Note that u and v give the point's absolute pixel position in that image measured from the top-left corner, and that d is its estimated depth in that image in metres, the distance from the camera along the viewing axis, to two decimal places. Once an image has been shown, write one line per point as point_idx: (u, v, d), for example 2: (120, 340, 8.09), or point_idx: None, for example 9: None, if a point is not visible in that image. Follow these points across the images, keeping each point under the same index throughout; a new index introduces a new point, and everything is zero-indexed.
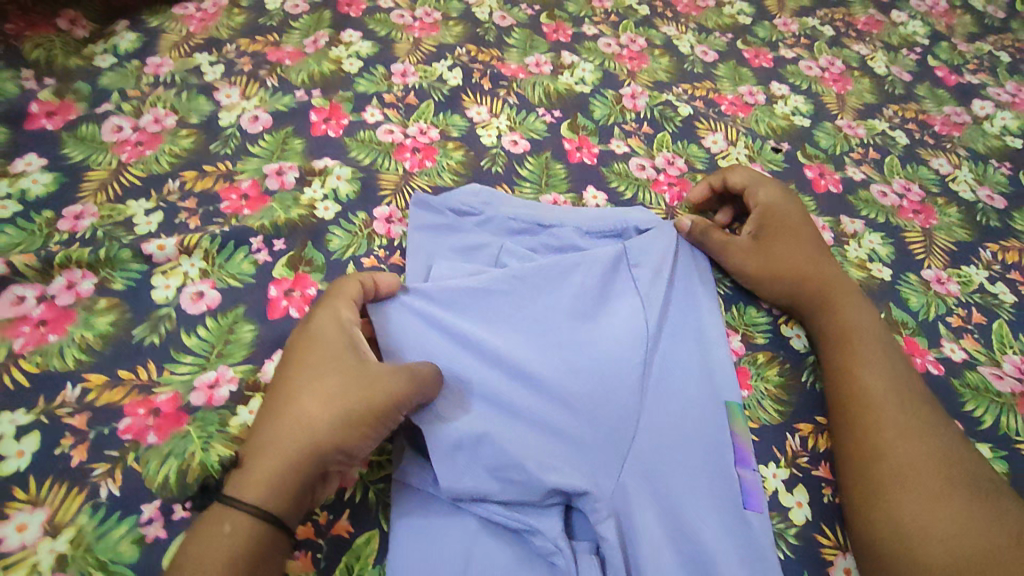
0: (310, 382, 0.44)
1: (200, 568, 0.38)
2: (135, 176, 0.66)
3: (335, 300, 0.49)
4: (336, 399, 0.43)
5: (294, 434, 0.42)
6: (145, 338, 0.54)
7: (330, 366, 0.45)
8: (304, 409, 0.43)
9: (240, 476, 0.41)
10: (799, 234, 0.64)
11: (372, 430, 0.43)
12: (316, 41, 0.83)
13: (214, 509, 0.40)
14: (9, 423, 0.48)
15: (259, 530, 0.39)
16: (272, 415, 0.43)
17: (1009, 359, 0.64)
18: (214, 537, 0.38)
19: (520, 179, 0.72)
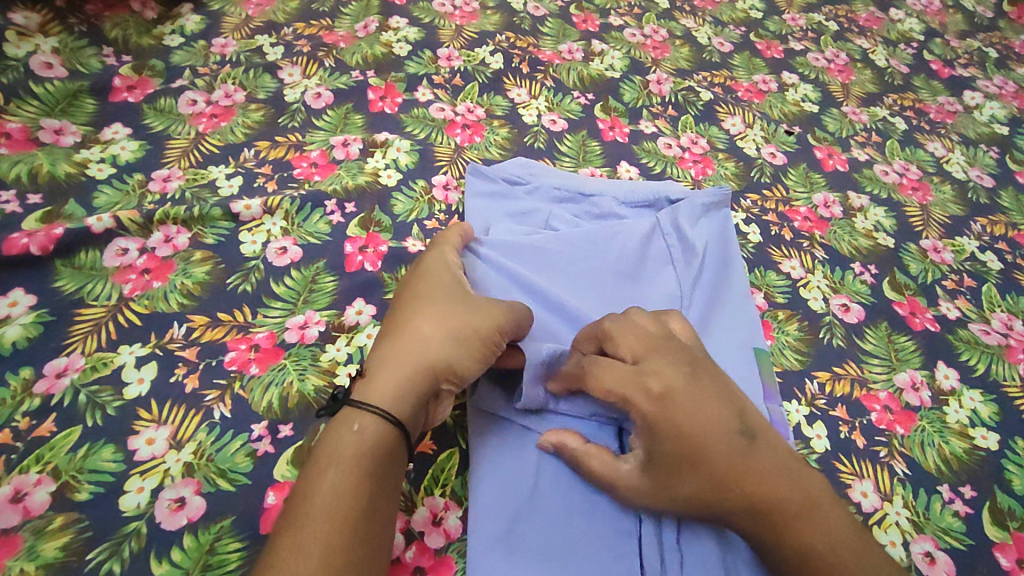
0: (422, 309, 0.52)
1: (335, 458, 0.43)
2: (213, 145, 0.72)
3: (445, 252, 0.58)
4: (443, 319, 0.51)
5: (412, 349, 0.49)
6: (238, 286, 0.61)
7: (441, 297, 0.53)
8: (421, 329, 0.51)
9: (365, 384, 0.48)
10: (687, 458, 0.45)
11: (477, 351, 0.50)
12: (366, 26, 0.89)
13: (342, 413, 0.46)
14: (130, 354, 0.55)
15: (385, 430, 0.45)
16: (393, 335, 0.51)
17: (997, 317, 0.71)
18: (346, 434, 0.45)
19: (560, 154, 0.79)
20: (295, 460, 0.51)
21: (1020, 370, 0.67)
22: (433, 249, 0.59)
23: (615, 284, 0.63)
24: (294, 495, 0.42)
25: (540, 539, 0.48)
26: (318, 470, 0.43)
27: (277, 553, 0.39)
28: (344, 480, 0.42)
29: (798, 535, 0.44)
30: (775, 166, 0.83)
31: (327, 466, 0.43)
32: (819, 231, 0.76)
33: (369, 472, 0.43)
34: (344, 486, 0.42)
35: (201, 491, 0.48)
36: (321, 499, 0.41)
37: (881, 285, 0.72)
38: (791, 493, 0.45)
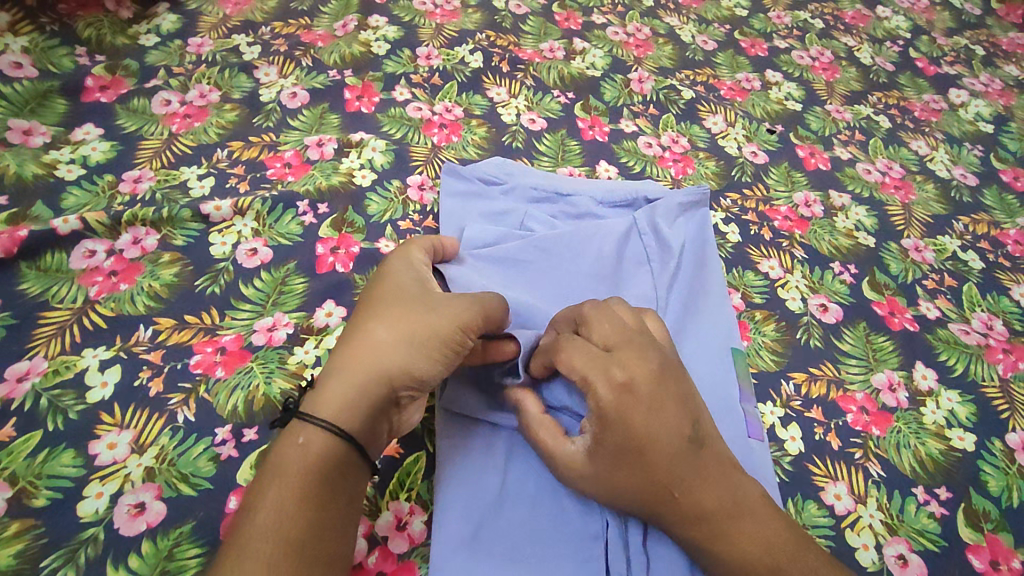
0: (380, 313, 0.50)
1: (279, 473, 0.43)
2: (186, 145, 0.71)
3: (405, 250, 0.56)
4: (401, 323, 0.49)
5: (365, 356, 0.48)
6: (207, 288, 0.60)
7: (401, 299, 0.51)
8: (375, 335, 0.49)
9: (317, 395, 0.47)
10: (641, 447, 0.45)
11: (437, 354, 0.48)
12: (345, 24, 0.88)
13: (292, 425, 0.46)
14: (93, 357, 0.54)
15: (332, 443, 0.44)
16: (349, 343, 0.49)
17: (977, 317, 0.70)
18: (289, 448, 0.44)
19: (538, 153, 0.79)
20: (258, 464, 0.50)
21: (999, 371, 0.66)
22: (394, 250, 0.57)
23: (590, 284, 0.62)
24: (238, 509, 0.42)
25: (507, 543, 0.48)
26: (261, 487, 0.42)
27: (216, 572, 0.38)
28: (285, 495, 0.42)
29: (731, 541, 0.44)
30: (757, 165, 0.82)
31: (269, 482, 0.42)
32: (799, 230, 0.75)
33: (312, 485, 0.43)
34: (284, 500, 0.41)
35: (162, 496, 0.48)
36: (261, 515, 0.41)
37: (860, 285, 0.71)
38: (724, 501, 0.45)
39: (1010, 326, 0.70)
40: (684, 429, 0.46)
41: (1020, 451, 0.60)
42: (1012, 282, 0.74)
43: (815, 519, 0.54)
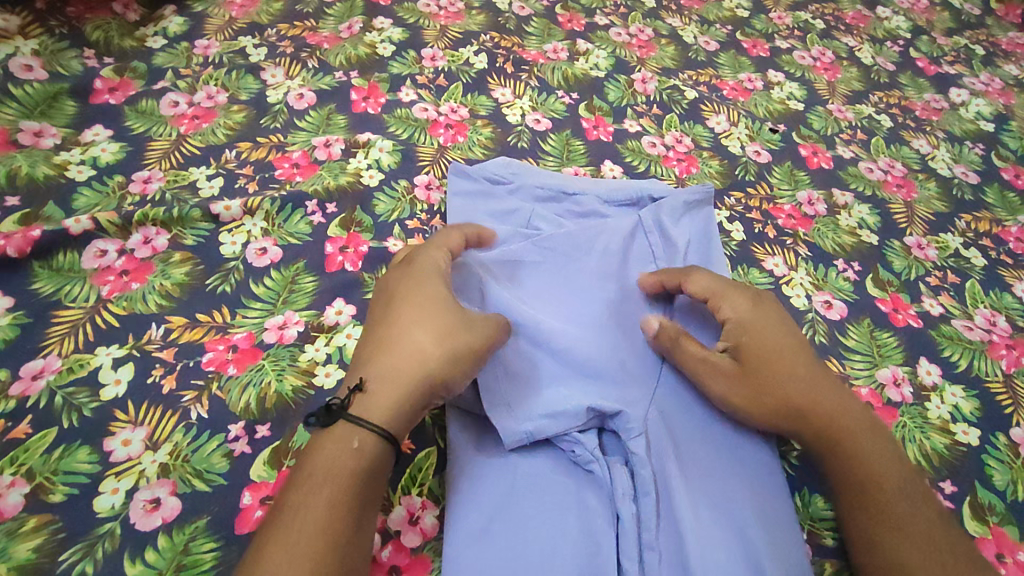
0: (418, 320, 0.51)
1: (331, 476, 0.43)
2: (194, 146, 0.72)
3: (434, 251, 0.56)
4: (442, 334, 0.50)
5: (408, 363, 0.49)
6: (217, 287, 0.60)
7: (437, 307, 0.52)
8: (419, 341, 0.50)
9: (362, 399, 0.47)
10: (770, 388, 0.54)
11: (472, 366, 0.50)
12: (350, 26, 0.89)
13: (339, 427, 0.46)
14: (106, 355, 0.54)
15: (382, 449, 0.45)
16: (391, 348, 0.50)
17: (980, 313, 0.71)
18: (343, 451, 0.44)
19: (544, 153, 0.79)
20: (271, 460, 0.51)
21: (1002, 366, 0.67)
22: (419, 250, 0.57)
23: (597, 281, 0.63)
24: (283, 507, 0.42)
25: (518, 537, 0.48)
26: (313, 487, 0.43)
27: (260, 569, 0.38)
28: (339, 499, 0.42)
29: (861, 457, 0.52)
30: (760, 164, 0.83)
31: (323, 484, 0.43)
32: (803, 228, 0.76)
33: (364, 491, 0.44)
34: (337, 504, 0.42)
35: (176, 491, 0.48)
36: (313, 517, 0.41)
37: (863, 282, 0.72)
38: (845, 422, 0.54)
39: (1013, 322, 0.71)
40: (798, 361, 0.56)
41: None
42: (1014, 278, 0.75)
43: (821, 512, 0.55)
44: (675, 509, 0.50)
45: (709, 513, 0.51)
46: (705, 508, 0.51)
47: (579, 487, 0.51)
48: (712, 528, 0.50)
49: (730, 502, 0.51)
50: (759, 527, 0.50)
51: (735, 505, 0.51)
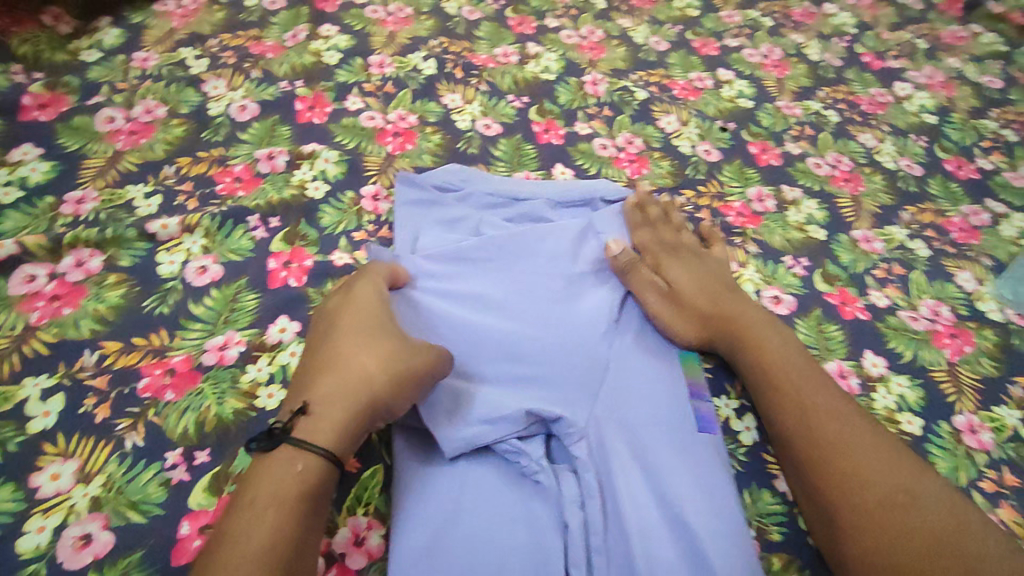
0: (358, 343, 0.50)
1: (275, 501, 0.42)
2: (131, 163, 0.70)
3: (375, 279, 0.56)
4: (384, 354, 0.49)
5: (349, 385, 0.48)
6: (155, 308, 0.58)
7: (376, 330, 0.51)
8: (363, 363, 0.49)
9: (306, 422, 0.46)
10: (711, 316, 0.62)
11: (415, 387, 0.49)
12: (295, 35, 0.88)
13: (283, 451, 0.44)
14: (35, 386, 0.52)
15: (328, 472, 0.44)
16: (333, 370, 0.49)
17: (925, 303, 0.72)
18: (288, 474, 0.43)
19: (494, 158, 0.79)
20: (211, 487, 0.49)
21: (946, 355, 0.68)
22: (360, 276, 0.56)
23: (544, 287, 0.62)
24: (223, 536, 0.40)
25: (465, 552, 0.47)
26: (255, 513, 0.41)
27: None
28: (281, 525, 0.41)
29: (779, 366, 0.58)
30: (710, 163, 0.83)
31: (266, 510, 0.41)
32: (752, 225, 0.77)
33: (309, 512, 0.43)
34: (280, 530, 0.41)
35: (109, 525, 0.46)
36: (255, 544, 0.40)
37: (812, 277, 0.73)
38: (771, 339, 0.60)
39: (956, 311, 0.72)
40: (729, 294, 0.63)
41: (966, 432, 0.62)
42: (957, 268, 0.77)
43: (770, 507, 0.55)
44: (621, 512, 0.50)
45: (654, 513, 0.51)
46: (650, 508, 0.51)
47: (528, 497, 0.51)
48: (658, 527, 0.50)
49: (677, 501, 0.51)
50: (705, 525, 0.50)
51: (683, 504, 0.51)
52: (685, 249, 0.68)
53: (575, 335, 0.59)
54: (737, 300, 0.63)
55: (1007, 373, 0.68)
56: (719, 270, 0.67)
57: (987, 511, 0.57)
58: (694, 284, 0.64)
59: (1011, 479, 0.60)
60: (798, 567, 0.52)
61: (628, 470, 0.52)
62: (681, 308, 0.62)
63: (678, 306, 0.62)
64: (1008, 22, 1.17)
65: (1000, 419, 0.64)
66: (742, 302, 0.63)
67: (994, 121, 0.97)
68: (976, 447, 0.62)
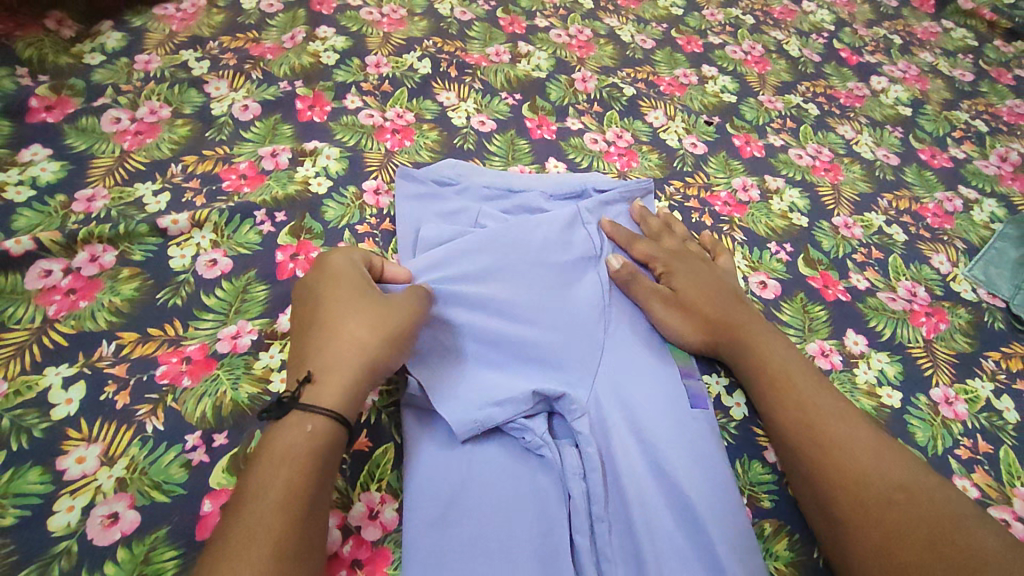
0: (345, 311, 0.53)
1: (287, 458, 0.44)
2: (138, 162, 0.72)
3: (349, 252, 0.58)
4: (372, 319, 0.52)
5: (347, 350, 0.50)
6: (168, 300, 0.61)
7: (358, 297, 0.54)
8: (356, 329, 0.52)
9: (311, 387, 0.48)
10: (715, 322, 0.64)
11: (401, 344, 0.53)
12: (293, 36, 0.90)
13: (293, 415, 0.47)
14: (56, 375, 0.54)
15: (336, 431, 0.47)
16: (328, 340, 0.51)
17: (902, 285, 0.76)
18: (298, 434, 0.45)
19: (489, 153, 0.82)
20: (230, 467, 0.51)
21: (923, 332, 0.72)
22: (334, 252, 0.58)
23: (542, 273, 0.65)
24: (242, 494, 0.43)
25: (475, 522, 0.50)
26: (269, 472, 0.43)
27: (226, 552, 0.40)
28: (296, 482, 0.43)
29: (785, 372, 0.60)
30: (696, 155, 0.87)
31: (280, 468, 0.44)
32: (738, 214, 0.80)
33: (320, 470, 0.45)
34: (294, 485, 0.43)
35: (135, 504, 0.48)
36: (272, 499, 0.42)
37: (795, 262, 0.76)
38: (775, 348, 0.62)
39: (932, 292, 0.76)
40: (728, 299, 0.66)
41: (942, 404, 0.66)
42: (932, 251, 0.81)
43: (760, 476, 0.58)
44: (621, 482, 0.54)
45: (652, 482, 0.54)
46: (649, 478, 0.54)
47: (533, 470, 0.54)
48: (657, 496, 0.53)
49: (673, 470, 0.54)
50: (698, 490, 0.53)
51: (678, 472, 0.54)
52: (685, 256, 0.70)
53: (573, 318, 0.62)
54: (735, 306, 0.65)
55: (979, 348, 0.72)
56: (726, 277, 0.69)
57: (962, 476, 0.61)
58: (700, 294, 0.66)
59: (984, 446, 0.64)
60: (786, 530, 0.56)
61: (626, 443, 0.55)
62: (686, 314, 0.64)
63: (682, 311, 0.64)
64: (978, 18, 1.22)
65: (974, 391, 0.68)
66: (742, 308, 0.65)
67: (965, 112, 1.02)
68: (952, 417, 0.65)
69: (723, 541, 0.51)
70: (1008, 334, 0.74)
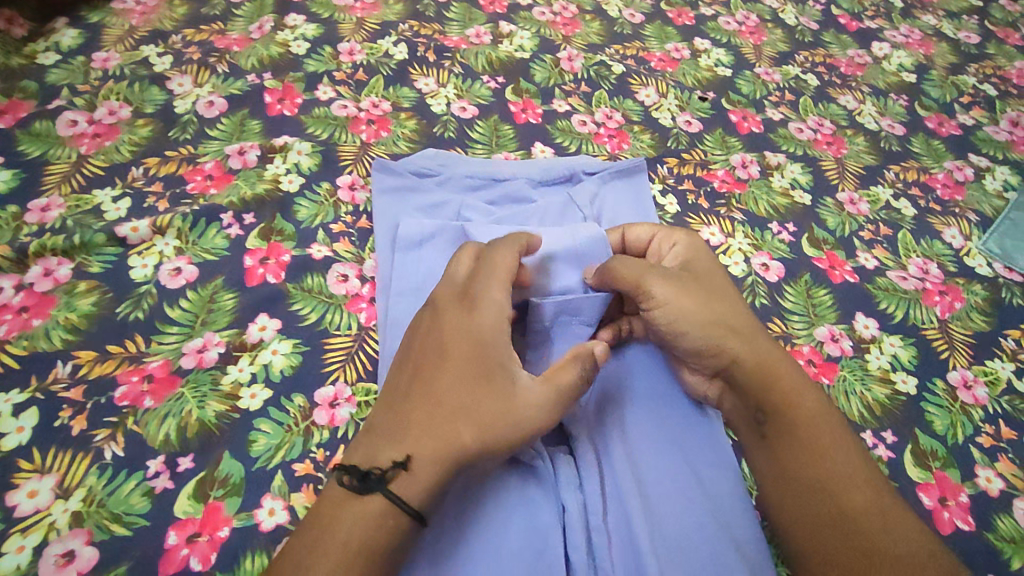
0: (461, 394, 0.47)
1: (364, 552, 0.42)
2: (97, 167, 0.67)
3: (493, 301, 0.51)
4: (488, 420, 0.46)
5: (447, 442, 0.45)
6: (129, 314, 0.57)
7: (484, 380, 0.48)
8: (465, 421, 0.46)
9: (401, 474, 0.44)
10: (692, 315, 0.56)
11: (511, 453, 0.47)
12: (261, 26, 0.85)
13: (375, 503, 0.43)
14: (6, 402, 0.50)
15: (413, 526, 0.44)
16: (444, 411, 0.47)
17: (913, 262, 0.72)
18: (379, 529, 0.43)
19: (472, 141, 0.77)
20: (197, 493, 0.48)
21: (937, 313, 0.68)
22: (495, 285, 0.52)
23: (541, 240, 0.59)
24: None
25: (462, 541, 0.47)
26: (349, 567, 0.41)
27: None
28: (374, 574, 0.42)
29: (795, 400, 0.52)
30: (691, 134, 0.82)
31: (359, 561, 0.42)
32: (738, 191, 0.76)
33: (396, 558, 0.43)
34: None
35: (92, 540, 0.45)
36: None
37: (799, 242, 0.72)
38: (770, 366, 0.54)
39: (945, 268, 0.72)
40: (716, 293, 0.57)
41: (961, 388, 0.62)
42: (943, 225, 0.76)
43: None
44: (620, 491, 0.51)
45: (657, 491, 0.51)
46: (652, 484, 0.51)
47: (524, 481, 0.50)
48: (663, 505, 0.50)
49: (677, 478, 0.52)
50: (704, 499, 0.51)
51: (682, 481, 0.52)
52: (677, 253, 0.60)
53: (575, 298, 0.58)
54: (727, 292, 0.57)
55: (997, 327, 0.68)
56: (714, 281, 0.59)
57: (984, 467, 0.57)
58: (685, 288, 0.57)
59: (1007, 432, 0.60)
60: None
61: (625, 448, 0.53)
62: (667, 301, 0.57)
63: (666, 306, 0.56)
64: None
65: (993, 373, 0.64)
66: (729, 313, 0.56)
67: (973, 76, 0.97)
68: (971, 402, 0.61)
69: (738, 557, 0.48)
70: None
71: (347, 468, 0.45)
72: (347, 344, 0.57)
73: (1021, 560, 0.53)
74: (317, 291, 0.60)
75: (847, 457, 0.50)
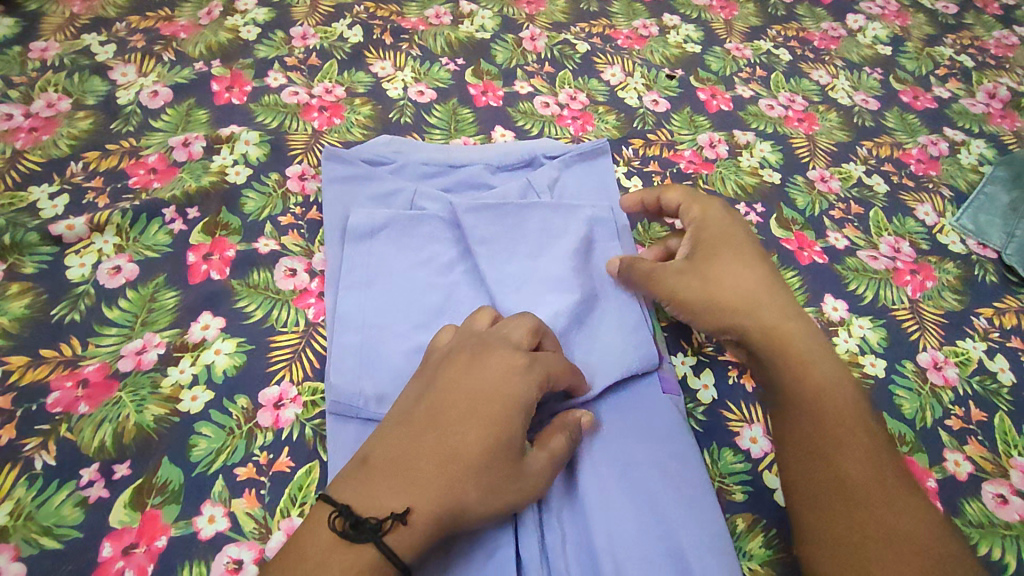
0: (481, 457, 0.42)
1: None
2: (33, 162, 0.64)
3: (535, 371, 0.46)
4: (494, 491, 0.42)
5: (450, 504, 0.41)
6: (65, 316, 0.54)
7: (505, 448, 0.43)
8: (473, 487, 0.42)
9: (395, 530, 0.40)
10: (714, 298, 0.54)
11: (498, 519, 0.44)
12: (209, 11, 0.81)
13: (364, 552, 0.39)
14: None
15: None
16: (455, 468, 0.42)
17: (885, 241, 0.70)
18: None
19: (429, 126, 0.74)
20: (133, 502, 0.46)
21: (908, 292, 0.66)
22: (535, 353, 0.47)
23: (499, 219, 0.59)
24: None
25: None
26: None
27: None
28: None
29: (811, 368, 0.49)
30: (658, 113, 0.80)
31: None
32: (705, 172, 0.74)
33: None
34: None
35: (20, 555, 0.43)
36: None
37: (767, 223, 0.70)
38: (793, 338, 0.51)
39: (917, 247, 0.70)
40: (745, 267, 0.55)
41: (931, 369, 0.61)
42: (916, 201, 0.74)
43: (731, 467, 0.54)
44: (580, 487, 0.49)
45: (617, 486, 0.50)
46: (613, 482, 0.50)
47: None
48: (623, 501, 0.49)
49: (637, 471, 0.50)
50: (668, 494, 0.49)
51: (643, 475, 0.50)
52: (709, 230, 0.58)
53: (531, 272, 0.57)
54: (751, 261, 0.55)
55: (970, 306, 0.66)
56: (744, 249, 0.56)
57: (953, 451, 0.56)
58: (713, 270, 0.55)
59: (977, 414, 0.59)
60: (761, 526, 0.52)
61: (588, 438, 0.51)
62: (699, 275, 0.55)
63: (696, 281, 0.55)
64: None
65: (964, 353, 0.62)
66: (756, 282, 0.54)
67: (949, 48, 0.94)
68: (941, 383, 0.60)
69: (696, 554, 0.47)
70: (1001, 288, 0.68)
71: (339, 507, 0.40)
72: (293, 342, 0.55)
73: (987, 544, 0.52)
74: (264, 287, 0.58)
75: (858, 431, 0.46)
